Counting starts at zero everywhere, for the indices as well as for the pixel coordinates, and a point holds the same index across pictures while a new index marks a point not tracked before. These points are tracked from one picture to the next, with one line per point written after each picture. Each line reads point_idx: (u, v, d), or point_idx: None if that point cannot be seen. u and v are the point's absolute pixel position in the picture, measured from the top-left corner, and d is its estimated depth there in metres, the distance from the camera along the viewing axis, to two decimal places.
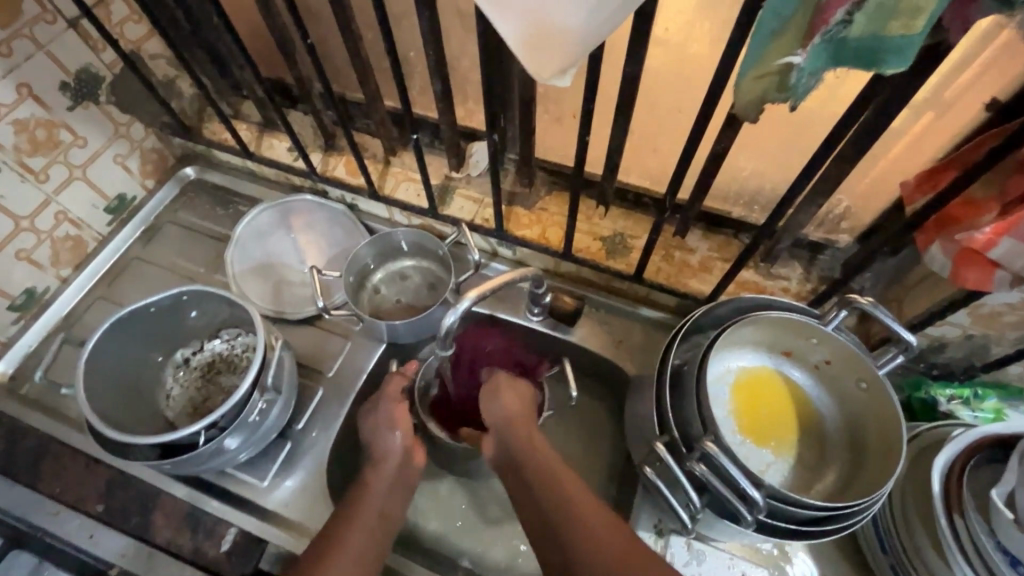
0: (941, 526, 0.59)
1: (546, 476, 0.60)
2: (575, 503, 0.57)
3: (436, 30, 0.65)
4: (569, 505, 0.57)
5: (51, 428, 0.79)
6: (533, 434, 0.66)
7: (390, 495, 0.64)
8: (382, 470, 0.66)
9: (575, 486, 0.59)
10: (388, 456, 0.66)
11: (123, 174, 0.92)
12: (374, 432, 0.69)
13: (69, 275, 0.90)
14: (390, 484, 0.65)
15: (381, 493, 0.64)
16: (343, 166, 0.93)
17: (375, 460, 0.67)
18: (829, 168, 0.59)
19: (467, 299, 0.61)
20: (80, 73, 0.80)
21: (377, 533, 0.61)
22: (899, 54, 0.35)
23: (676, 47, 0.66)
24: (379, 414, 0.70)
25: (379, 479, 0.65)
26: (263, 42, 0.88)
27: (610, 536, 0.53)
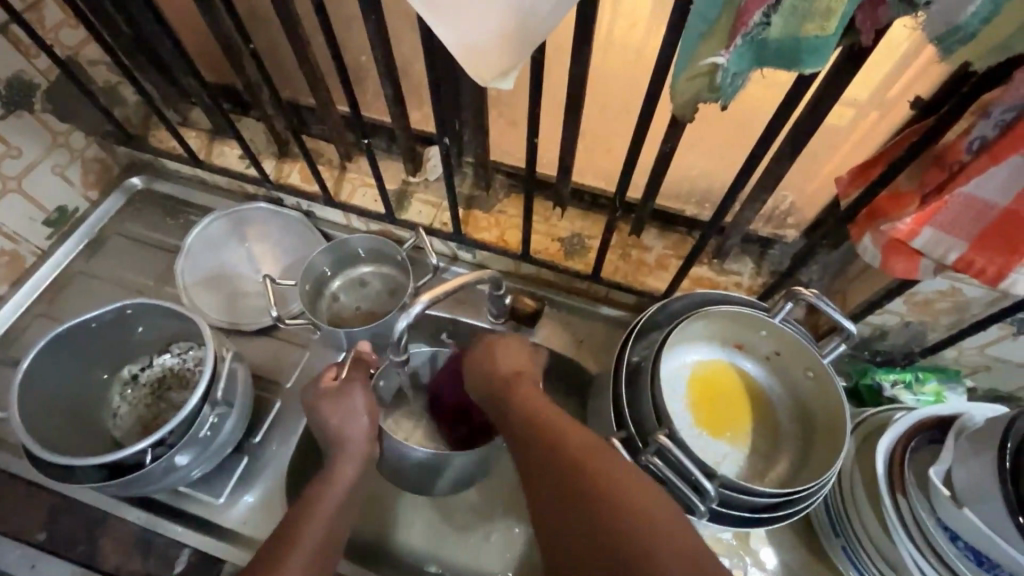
0: (886, 506, 0.61)
1: (529, 405, 0.57)
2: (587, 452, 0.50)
3: (384, 34, 0.65)
4: (549, 419, 0.55)
5: None
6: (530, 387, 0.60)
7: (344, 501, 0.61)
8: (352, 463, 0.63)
9: (552, 411, 0.56)
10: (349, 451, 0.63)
11: (63, 185, 0.88)
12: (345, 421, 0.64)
13: (6, 293, 0.86)
14: (346, 494, 0.61)
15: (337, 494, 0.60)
16: (297, 173, 0.92)
17: (345, 455, 0.63)
18: (770, 165, 0.61)
19: (420, 302, 0.61)
20: (11, 80, 0.77)
21: (330, 537, 0.58)
22: (816, 53, 0.36)
23: (623, 50, 0.67)
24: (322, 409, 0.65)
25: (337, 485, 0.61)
26: (209, 47, 0.86)
27: (610, 466, 0.48)
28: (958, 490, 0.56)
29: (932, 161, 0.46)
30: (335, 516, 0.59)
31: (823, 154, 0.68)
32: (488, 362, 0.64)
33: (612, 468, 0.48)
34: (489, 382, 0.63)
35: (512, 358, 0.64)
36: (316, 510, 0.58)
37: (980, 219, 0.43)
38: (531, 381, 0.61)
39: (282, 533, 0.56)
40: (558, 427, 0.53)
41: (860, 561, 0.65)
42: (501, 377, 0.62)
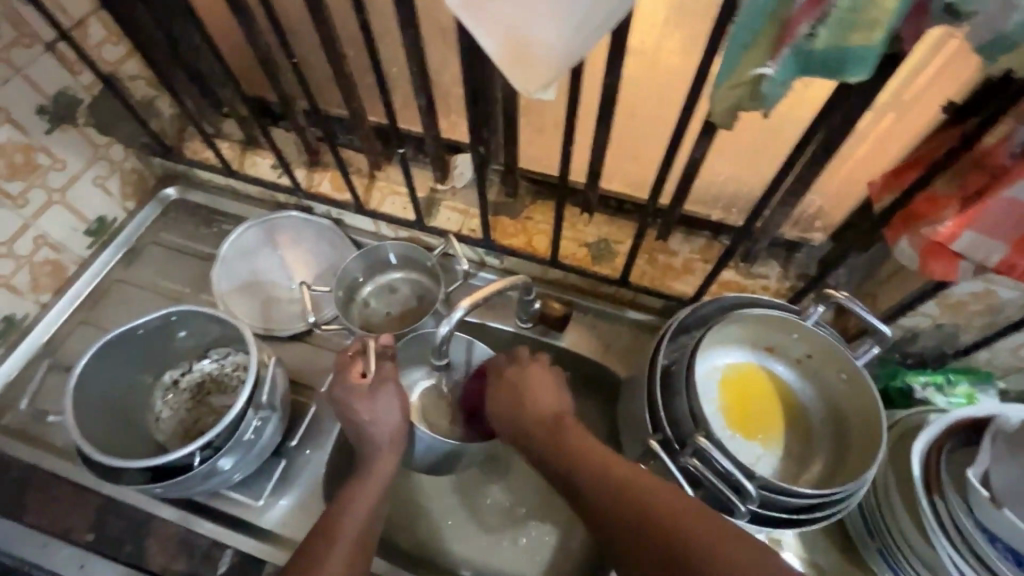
0: (924, 508, 0.61)
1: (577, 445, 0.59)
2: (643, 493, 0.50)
3: (419, 47, 0.67)
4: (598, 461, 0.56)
5: (34, 458, 0.77)
6: (572, 428, 0.61)
7: (381, 497, 0.64)
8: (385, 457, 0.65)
9: (602, 454, 0.56)
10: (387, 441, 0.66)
11: (103, 196, 0.91)
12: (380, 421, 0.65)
13: (49, 300, 0.88)
14: (381, 489, 0.64)
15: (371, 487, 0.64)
16: (328, 182, 0.94)
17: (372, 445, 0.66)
18: (801, 170, 0.62)
19: (461, 308, 0.62)
20: (57, 95, 0.79)
21: (369, 527, 0.61)
22: (860, 63, 0.37)
23: (653, 60, 0.69)
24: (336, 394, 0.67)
25: (369, 483, 0.64)
26: (243, 61, 0.88)
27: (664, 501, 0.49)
28: (998, 492, 0.56)
29: (971, 165, 0.47)
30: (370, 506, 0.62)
31: (853, 158, 0.69)
32: (514, 403, 0.66)
33: (671, 505, 0.48)
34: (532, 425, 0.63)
35: (548, 398, 0.65)
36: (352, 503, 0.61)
37: (1020, 224, 0.43)
38: (570, 423, 0.62)
39: (322, 529, 0.59)
40: (606, 466, 0.55)
41: (896, 561, 0.65)
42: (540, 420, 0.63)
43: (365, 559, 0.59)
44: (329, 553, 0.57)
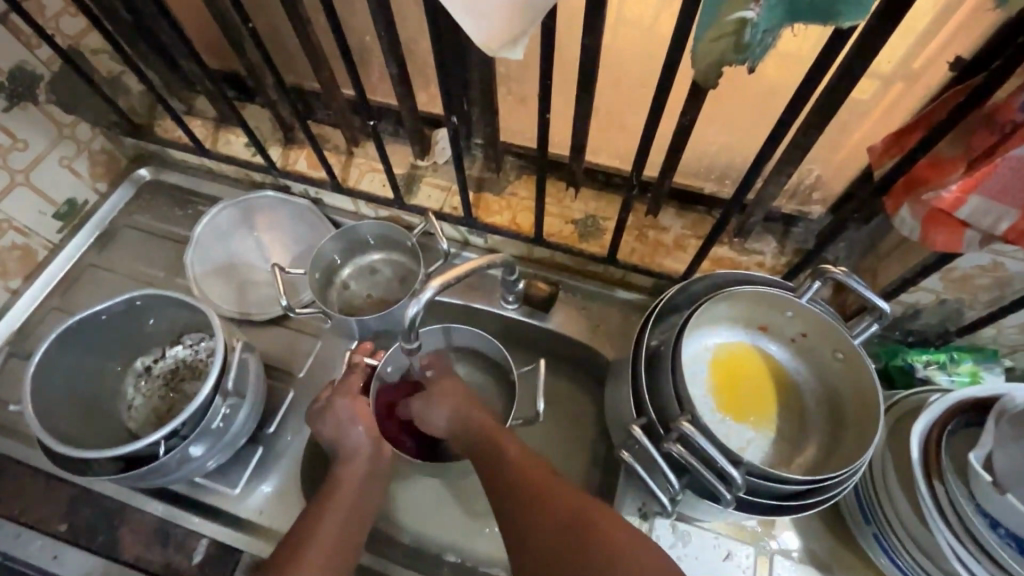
0: (923, 494, 0.58)
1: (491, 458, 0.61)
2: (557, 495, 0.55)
3: (387, 10, 0.62)
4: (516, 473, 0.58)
5: (6, 447, 0.75)
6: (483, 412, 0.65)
7: (358, 501, 0.61)
8: (354, 466, 0.62)
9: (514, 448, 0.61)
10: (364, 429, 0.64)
11: (71, 178, 0.88)
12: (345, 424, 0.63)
13: (20, 287, 0.86)
14: (357, 495, 0.61)
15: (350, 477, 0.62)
16: (303, 160, 0.90)
17: (346, 454, 0.63)
18: (796, 136, 0.58)
19: (431, 288, 0.59)
20: (14, 71, 0.76)
21: (346, 531, 0.59)
22: (856, 4, 0.33)
23: (639, 19, 0.64)
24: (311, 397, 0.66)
25: (344, 485, 0.61)
26: (210, 32, 0.84)
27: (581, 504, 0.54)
28: (1000, 476, 0.52)
29: (980, 124, 0.42)
30: (348, 510, 0.60)
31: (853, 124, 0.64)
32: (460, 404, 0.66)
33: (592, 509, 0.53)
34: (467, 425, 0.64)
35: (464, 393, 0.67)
36: (324, 510, 0.59)
37: None
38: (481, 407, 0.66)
39: (293, 537, 0.57)
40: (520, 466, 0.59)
41: (893, 549, 0.62)
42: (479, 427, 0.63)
43: (345, 561, 0.57)
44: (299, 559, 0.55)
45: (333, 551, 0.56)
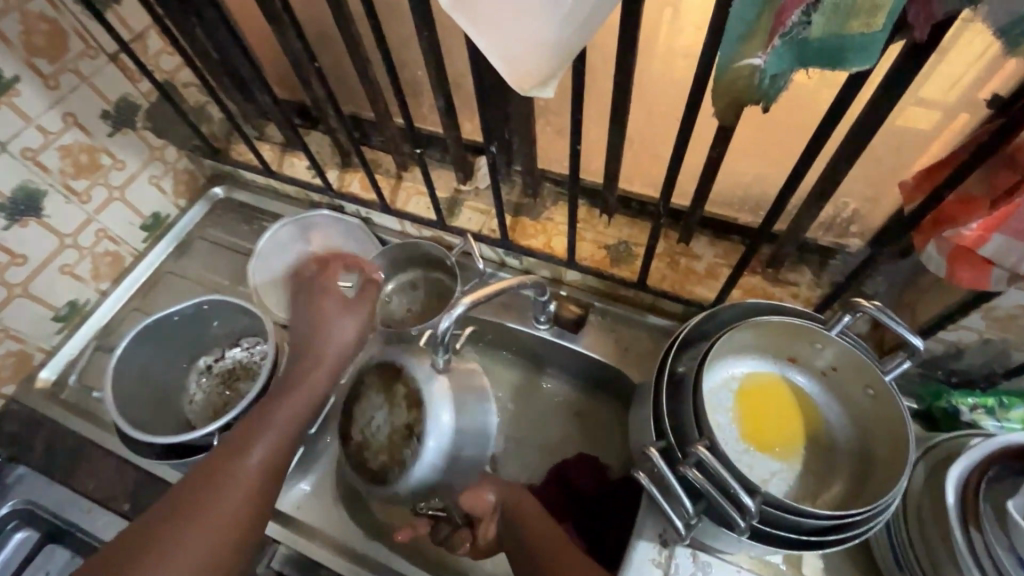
0: (957, 540, 0.56)
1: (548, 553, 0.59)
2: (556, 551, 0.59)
3: (436, 51, 0.68)
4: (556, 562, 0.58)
5: (86, 431, 0.84)
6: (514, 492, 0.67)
7: (309, 405, 0.67)
8: (319, 367, 0.69)
9: (530, 511, 0.65)
10: (281, 410, 0.64)
11: (157, 194, 0.99)
12: (328, 332, 0.72)
13: (108, 288, 0.97)
14: (306, 398, 0.67)
15: (260, 453, 0.61)
16: (357, 182, 0.98)
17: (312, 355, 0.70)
18: (827, 169, 0.59)
19: (463, 303, 0.62)
20: (119, 102, 0.87)
21: (285, 435, 0.64)
22: (863, 51, 0.35)
23: (673, 54, 0.66)
24: (328, 303, 0.75)
25: (294, 392, 0.67)
26: (283, 68, 0.94)
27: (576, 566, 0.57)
28: None
29: (1001, 164, 0.42)
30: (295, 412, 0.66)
31: (887, 159, 0.65)
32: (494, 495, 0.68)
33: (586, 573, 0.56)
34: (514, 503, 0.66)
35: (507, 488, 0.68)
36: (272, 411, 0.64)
37: None
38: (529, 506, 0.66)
39: (237, 436, 0.62)
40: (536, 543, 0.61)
41: None
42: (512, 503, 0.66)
43: (276, 472, 0.62)
44: (237, 459, 0.60)
45: (271, 455, 0.62)
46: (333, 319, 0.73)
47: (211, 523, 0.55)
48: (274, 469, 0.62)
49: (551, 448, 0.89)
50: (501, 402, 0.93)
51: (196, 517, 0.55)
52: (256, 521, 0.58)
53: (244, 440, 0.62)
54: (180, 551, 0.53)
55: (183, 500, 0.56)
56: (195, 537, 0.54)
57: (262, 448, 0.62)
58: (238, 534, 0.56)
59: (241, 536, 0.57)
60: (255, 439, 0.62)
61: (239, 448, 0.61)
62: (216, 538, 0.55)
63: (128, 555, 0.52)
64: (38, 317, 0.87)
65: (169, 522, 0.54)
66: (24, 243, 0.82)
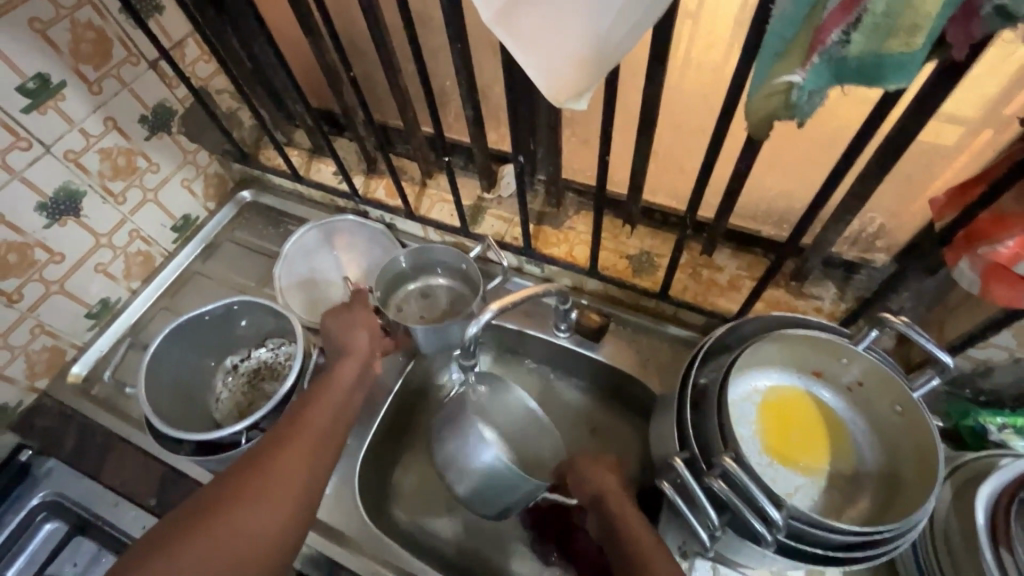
0: (987, 562, 0.55)
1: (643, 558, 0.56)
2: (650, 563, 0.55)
3: (467, 62, 0.70)
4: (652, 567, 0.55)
5: (114, 426, 0.86)
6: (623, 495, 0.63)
7: (347, 398, 0.69)
8: (350, 362, 0.72)
9: (634, 514, 0.61)
10: (331, 388, 0.68)
11: (189, 196, 1.02)
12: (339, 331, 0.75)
13: (138, 287, 0.99)
14: (343, 390, 0.69)
15: (308, 439, 0.62)
16: (383, 188, 1.00)
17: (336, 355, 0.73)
18: (856, 184, 0.59)
19: (490, 310, 0.63)
20: (156, 107, 0.90)
21: (330, 424, 0.65)
22: (901, 69, 0.35)
23: (700, 68, 0.67)
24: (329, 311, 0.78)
25: (333, 386, 0.69)
26: (314, 77, 0.96)
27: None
28: None
29: None
30: (336, 403, 0.67)
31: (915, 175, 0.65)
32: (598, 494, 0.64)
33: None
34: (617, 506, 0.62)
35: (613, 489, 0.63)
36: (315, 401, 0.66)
37: None
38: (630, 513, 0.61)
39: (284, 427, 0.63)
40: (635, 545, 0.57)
41: None
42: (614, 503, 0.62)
43: (325, 457, 0.62)
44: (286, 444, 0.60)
45: (318, 441, 0.63)
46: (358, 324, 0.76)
47: (287, 471, 0.58)
48: (322, 453, 0.62)
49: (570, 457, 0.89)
50: None
51: (255, 498, 0.55)
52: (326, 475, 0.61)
53: (308, 405, 0.66)
54: (260, 497, 0.55)
55: (258, 457, 0.59)
56: (274, 485, 0.56)
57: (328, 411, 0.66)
58: (312, 483, 0.59)
59: (314, 487, 0.59)
60: (318, 403, 0.66)
61: (304, 411, 0.65)
62: (294, 485, 0.57)
63: (210, 509, 0.54)
64: (72, 313, 0.90)
65: (246, 474, 0.57)
66: (62, 241, 0.84)
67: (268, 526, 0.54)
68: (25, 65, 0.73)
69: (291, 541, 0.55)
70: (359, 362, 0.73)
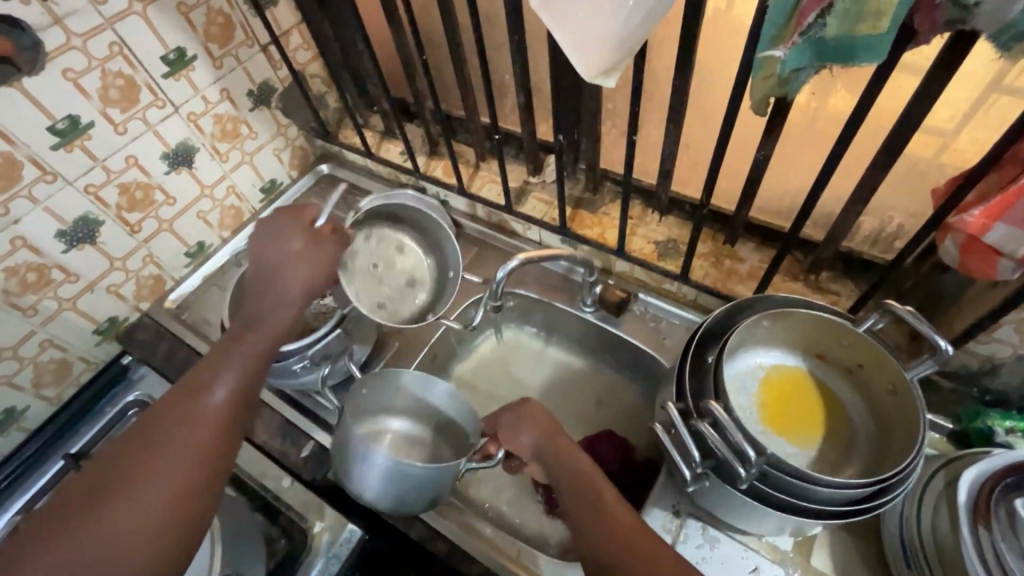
0: (964, 538, 0.57)
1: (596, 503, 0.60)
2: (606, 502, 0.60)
3: (523, 54, 0.80)
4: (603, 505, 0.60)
5: (198, 346, 1.02)
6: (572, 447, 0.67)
7: (260, 354, 0.63)
8: (273, 314, 0.66)
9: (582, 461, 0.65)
10: (244, 344, 0.63)
11: (277, 163, 1.18)
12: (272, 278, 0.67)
13: (228, 237, 1.16)
14: (258, 347, 0.63)
15: (217, 397, 0.57)
16: (441, 168, 1.12)
17: (272, 303, 0.66)
18: (864, 177, 0.64)
19: (516, 259, 0.74)
20: (262, 84, 1.07)
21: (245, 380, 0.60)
22: (870, 51, 0.42)
23: (730, 68, 0.74)
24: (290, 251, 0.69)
25: (246, 342, 0.63)
26: (393, 67, 1.11)
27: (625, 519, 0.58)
28: None
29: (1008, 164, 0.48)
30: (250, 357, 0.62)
31: (931, 176, 0.68)
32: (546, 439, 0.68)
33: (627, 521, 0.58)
34: (567, 459, 0.65)
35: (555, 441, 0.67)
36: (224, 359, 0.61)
37: None
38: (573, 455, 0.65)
39: (189, 384, 0.58)
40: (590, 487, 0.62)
41: None
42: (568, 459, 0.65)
43: (241, 414, 0.58)
44: (189, 404, 0.56)
45: (232, 397, 0.58)
46: (287, 265, 0.68)
47: (178, 454, 0.52)
48: (238, 410, 0.58)
49: (584, 426, 0.96)
50: (542, 376, 1.01)
51: (150, 466, 0.51)
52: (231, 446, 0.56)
53: (206, 374, 0.59)
54: (156, 467, 0.51)
55: (144, 432, 0.53)
56: (152, 484, 0.50)
57: (226, 385, 0.58)
58: (206, 468, 0.53)
59: (211, 463, 0.54)
60: (224, 371, 0.60)
61: (205, 381, 0.58)
62: (190, 467, 0.52)
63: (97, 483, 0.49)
64: (175, 250, 1.07)
65: (139, 458, 0.51)
66: (176, 187, 1.01)
67: (147, 526, 0.49)
68: (170, 39, 0.90)
69: (190, 525, 0.51)
70: (260, 333, 0.64)
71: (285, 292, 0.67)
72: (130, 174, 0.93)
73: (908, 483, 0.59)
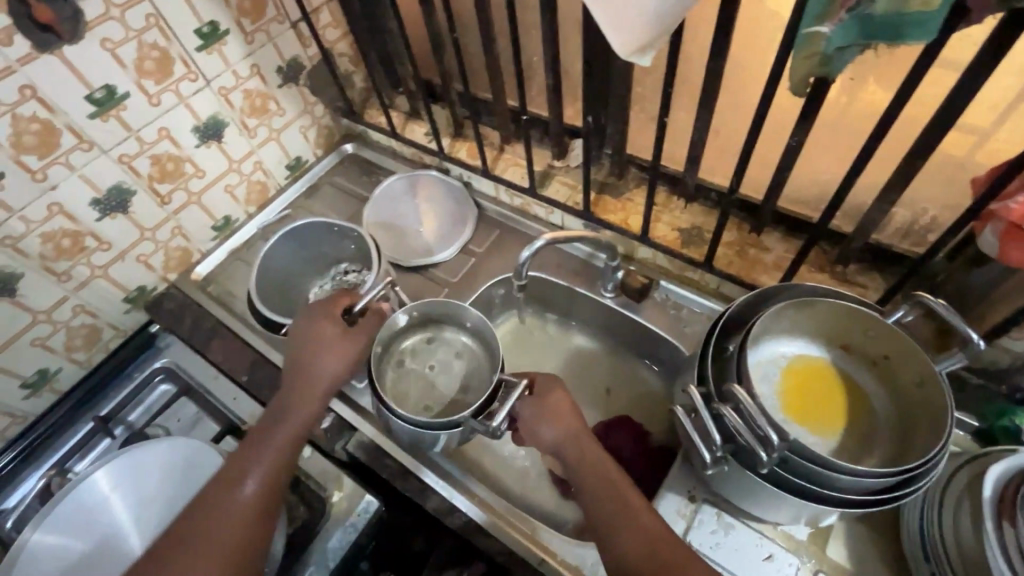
0: (986, 531, 0.57)
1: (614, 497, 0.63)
2: (623, 497, 0.62)
3: (554, 33, 0.79)
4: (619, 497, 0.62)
5: (222, 317, 1.04)
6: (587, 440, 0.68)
7: (288, 443, 0.74)
8: (298, 405, 0.76)
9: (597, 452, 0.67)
10: (272, 432, 0.74)
11: (303, 141, 1.19)
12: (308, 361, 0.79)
13: (253, 212, 1.17)
14: (286, 434, 0.74)
15: (250, 489, 0.69)
16: (465, 150, 1.12)
17: (297, 389, 0.77)
18: (901, 165, 0.63)
19: (542, 238, 0.75)
20: (291, 60, 1.08)
21: (270, 472, 0.71)
22: (920, 27, 0.41)
23: (766, 52, 0.73)
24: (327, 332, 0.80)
25: (273, 436, 0.73)
26: (421, 48, 1.10)
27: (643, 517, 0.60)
28: None
29: None
30: (277, 447, 0.73)
31: (971, 168, 0.67)
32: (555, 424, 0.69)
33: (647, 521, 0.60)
34: (582, 450, 0.67)
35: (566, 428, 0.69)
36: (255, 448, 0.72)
37: None
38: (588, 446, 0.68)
39: (224, 479, 0.70)
40: (608, 481, 0.64)
41: None
42: (581, 451, 0.67)
43: (271, 502, 0.70)
44: (224, 500, 0.68)
45: (260, 489, 0.69)
46: (321, 356, 0.79)
47: (210, 555, 0.64)
48: (267, 500, 0.70)
49: (600, 410, 0.96)
50: (559, 360, 1.02)
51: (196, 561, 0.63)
52: (253, 539, 0.67)
53: (238, 469, 0.71)
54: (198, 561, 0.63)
55: (189, 528, 0.66)
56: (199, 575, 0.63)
57: (252, 482, 0.70)
58: (238, 555, 0.65)
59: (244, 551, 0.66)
60: (253, 465, 0.71)
61: (235, 476, 0.70)
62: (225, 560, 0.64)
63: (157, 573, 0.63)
64: (203, 223, 1.08)
65: (186, 553, 0.64)
66: (206, 160, 1.03)
67: None
68: (204, 12, 0.90)
69: None
70: (278, 429, 0.74)
71: (319, 381, 0.78)
72: (162, 145, 0.95)
73: (931, 476, 0.58)
